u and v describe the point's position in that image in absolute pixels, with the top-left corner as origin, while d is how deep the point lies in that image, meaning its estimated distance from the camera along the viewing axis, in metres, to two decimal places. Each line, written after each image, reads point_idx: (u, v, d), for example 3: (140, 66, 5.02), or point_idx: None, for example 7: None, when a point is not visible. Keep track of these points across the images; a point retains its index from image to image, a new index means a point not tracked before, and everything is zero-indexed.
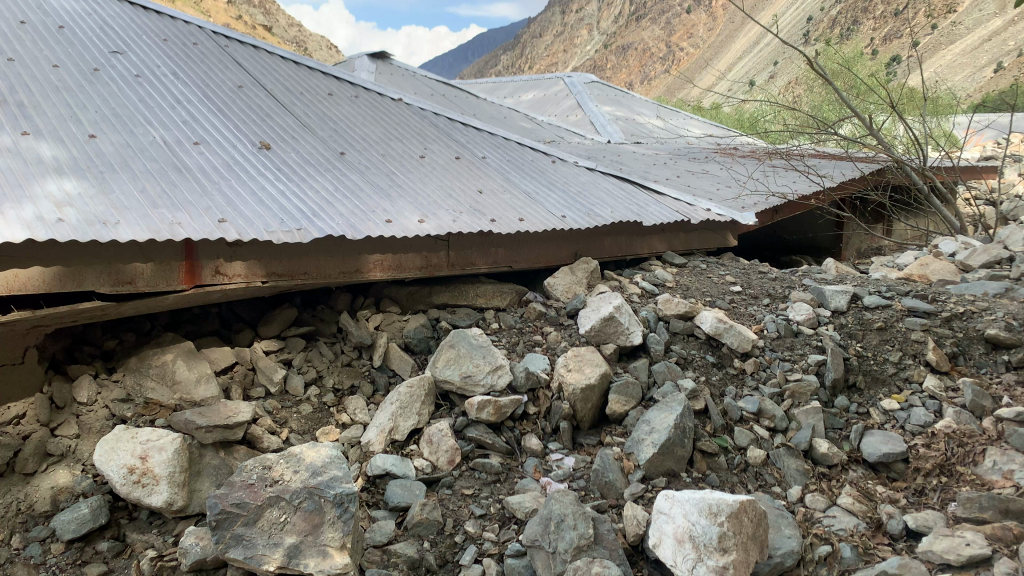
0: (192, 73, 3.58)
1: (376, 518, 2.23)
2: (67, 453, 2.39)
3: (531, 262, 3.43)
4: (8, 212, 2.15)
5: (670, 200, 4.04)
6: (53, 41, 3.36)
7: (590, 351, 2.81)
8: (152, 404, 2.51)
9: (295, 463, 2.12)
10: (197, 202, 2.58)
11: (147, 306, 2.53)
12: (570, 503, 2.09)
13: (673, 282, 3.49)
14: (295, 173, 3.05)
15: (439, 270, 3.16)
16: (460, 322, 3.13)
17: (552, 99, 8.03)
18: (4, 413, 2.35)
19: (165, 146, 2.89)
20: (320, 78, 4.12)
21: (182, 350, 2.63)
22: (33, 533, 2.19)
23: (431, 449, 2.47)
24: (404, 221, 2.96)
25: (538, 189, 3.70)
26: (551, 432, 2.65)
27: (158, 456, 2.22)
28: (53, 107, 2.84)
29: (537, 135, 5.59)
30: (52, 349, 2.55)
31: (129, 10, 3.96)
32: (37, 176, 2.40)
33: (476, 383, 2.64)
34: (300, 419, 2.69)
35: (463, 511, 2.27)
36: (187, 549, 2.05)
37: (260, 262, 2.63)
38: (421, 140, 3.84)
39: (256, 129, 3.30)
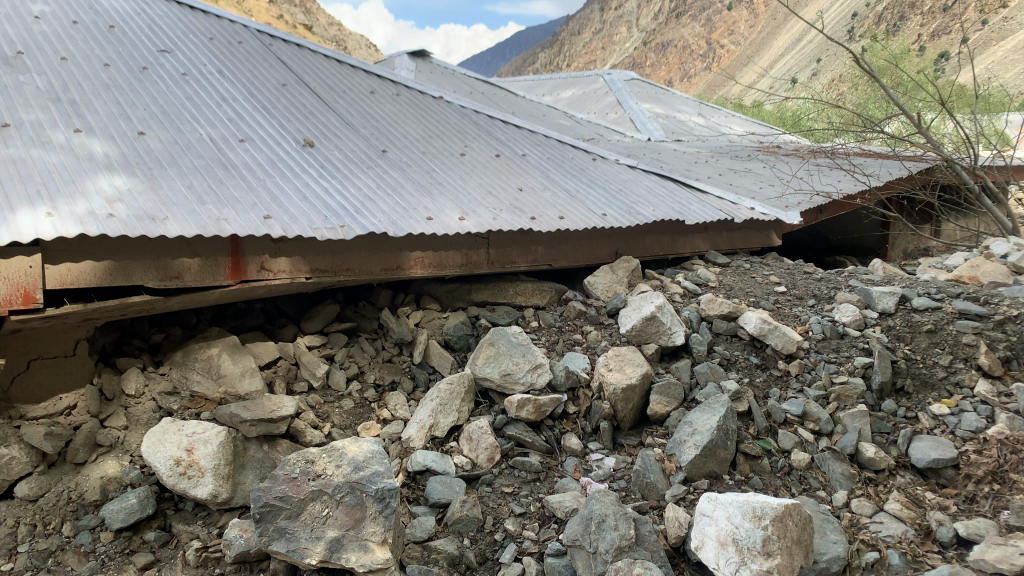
0: (237, 72, 3.63)
1: (417, 513, 2.24)
2: (116, 444, 2.45)
3: (572, 260, 3.42)
4: (62, 208, 2.19)
5: (712, 199, 3.99)
6: (104, 41, 3.43)
7: (632, 351, 2.79)
8: (197, 397, 2.57)
9: (338, 458, 2.14)
10: (242, 198, 2.62)
11: (193, 301, 2.57)
12: (611, 503, 2.08)
13: (716, 282, 3.45)
14: (338, 170, 3.07)
15: (480, 268, 3.15)
16: (499, 319, 3.14)
17: (592, 96, 8.00)
18: (55, 405, 2.39)
19: (211, 143, 2.93)
20: (362, 76, 4.14)
21: (227, 344, 2.67)
22: (83, 522, 2.25)
23: (471, 446, 2.48)
24: (445, 218, 2.97)
25: (579, 187, 3.68)
26: (591, 432, 2.63)
27: (204, 448, 2.24)
28: (103, 105, 2.90)
29: (576, 133, 5.57)
30: (101, 342, 2.59)
31: (177, 9, 4.02)
32: (89, 173, 2.45)
33: (516, 381, 2.64)
34: (341, 414, 2.71)
35: (503, 509, 2.27)
36: (231, 540, 2.07)
37: (304, 258, 2.67)
38: (462, 138, 3.85)
39: (300, 127, 3.33)
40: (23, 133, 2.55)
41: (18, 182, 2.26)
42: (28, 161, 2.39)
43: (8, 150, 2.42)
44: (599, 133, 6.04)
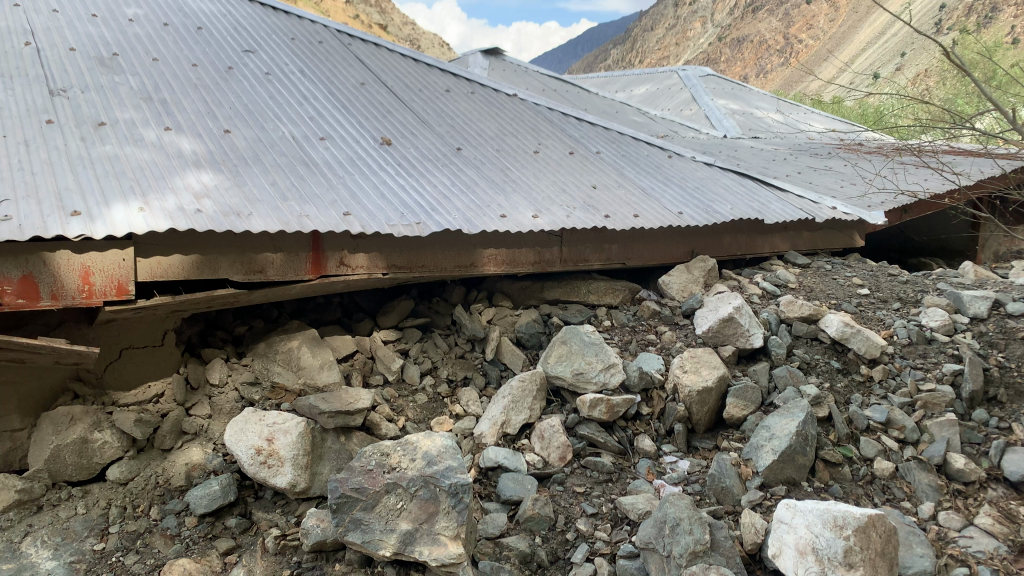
0: (318, 71, 3.71)
1: (489, 510, 2.26)
2: (200, 432, 2.53)
3: (646, 259, 3.38)
4: (153, 203, 2.28)
5: (793, 197, 3.89)
6: (192, 42, 3.56)
7: (707, 353, 2.73)
8: (278, 388, 2.64)
9: (411, 452, 2.15)
10: (323, 195, 2.67)
11: (274, 295, 2.64)
12: (686, 507, 2.04)
13: (796, 283, 3.36)
14: (414, 168, 3.11)
15: (552, 266, 3.14)
16: (572, 318, 3.12)
17: (666, 92, 7.91)
18: (144, 392, 2.49)
19: (293, 141, 3.00)
20: (438, 75, 4.18)
21: (306, 337, 2.74)
22: (169, 506, 2.33)
23: (543, 444, 2.48)
24: (519, 215, 2.97)
25: (654, 185, 3.63)
26: (665, 434, 2.60)
27: (284, 438, 2.30)
28: (192, 104, 3.01)
29: (650, 130, 5.49)
30: (188, 333, 2.71)
31: (261, 10, 4.14)
32: (178, 169, 2.54)
33: (588, 380, 2.62)
34: (415, 409, 2.75)
35: (575, 508, 2.26)
36: (308, 530, 2.12)
37: (381, 255, 2.71)
38: (536, 135, 3.85)
39: (377, 125, 3.38)
40: (118, 132, 2.66)
41: (114, 178, 2.36)
42: (122, 158, 2.49)
43: (104, 148, 2.53)
44: (674, 130, 5.94)
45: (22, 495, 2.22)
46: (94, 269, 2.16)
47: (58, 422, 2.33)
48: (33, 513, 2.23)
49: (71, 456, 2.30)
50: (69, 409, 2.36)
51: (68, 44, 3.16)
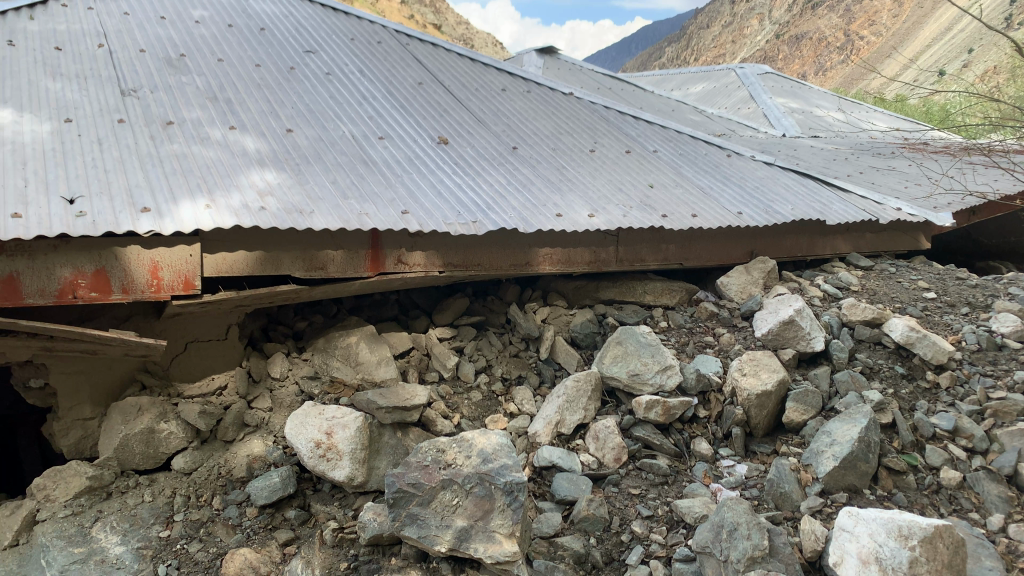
0: (377, 71, 3.75)
1: (544, 509, 2.26)
2: (261, 425, 2.60)
3: (703, 260, 3.34)
4: (219, 200, 2.34)
5: (856, 198, 3.80)
6: (255, 42, 3.64)
7: (767, 356, 2.68)
8: (337, 383, 2.68)
9: (467, 449, 2.18)
10: (382, 194, 2.70)
11: (334, 291, 2.68)
12: (744, 512, 2.01)
13: (858, 286, 3.28)
14: (471, 167, 3.12)
15: (608, 265, 3.13)
16: (627, 319, 3.10)
17: (723, 91, 7.80)
18: (208, 385, 2.58)
19: (353, 140, 3.04)
20: (494, 74, 4.19)
21: (364, 333, 2.77)
22: (231, 496, 2.38)
23: (598, 445, 2.47)
24: (575, 214, 2.97)
25: (712, 184, 3.58)
26: (722, 438, 2.56)
27: (342, 432, 2.33)
28: (256, 104, 3.07)
29: (707, 129, 5.43)
30: (250, 327, 2.78)
31: (321, 11, 4.20)
32: (243, 168, 2.59)
33: (644, 382, 2.60)
34: (470, 406, 2.77)
35: (630, 510, 2.25)
36: (366, 523, 2.15)
37: (438, 253, 2.73)
38: (592, 134, 3.83)
39: (435, 125, 3.41)
40: (185, 131, 2.73)
41: (182, 176, 2.42)
42: (189, 157, 2.56)
43: (172, 146, 2.60)
44: (732, 129, 5.85)
45: (93, 482, 2.31)
46: (162, 264, 2.23)
47: (127, 412, 2.42)
48: (103, 499, 2.32)
49: (138, 445, 2.39)
50: (137, 400, 2.45)
51: (138, 46, 3.26)
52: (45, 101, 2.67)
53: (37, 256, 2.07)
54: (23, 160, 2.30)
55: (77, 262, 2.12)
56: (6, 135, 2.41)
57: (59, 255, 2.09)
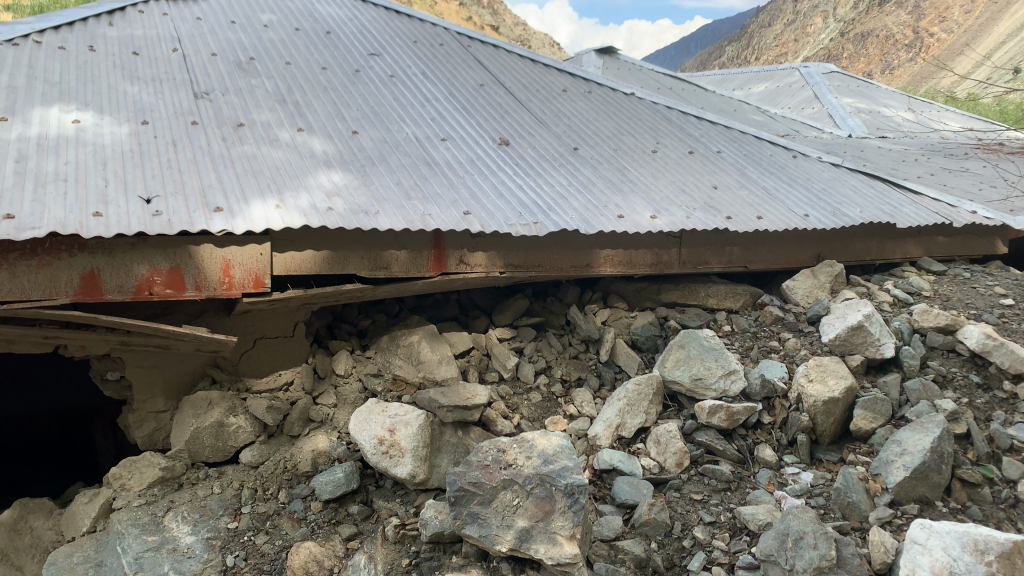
0: (439, 73, 3.79)
1: (604, 512, 2.25)
2: (326, 420, 2.67)
3: (768, 263, 3.29)
4: (288, 201, 2.39)
5: (928, 200, 3.68)
6: (322, 46, 3.71)
7: (834, 362, 2.63)
8: (399, 380, 2.72)
9: (528, 449, 2.19)
10: (445, 195, 2.73)
11: (397, 290, 2.72)
12: (810, 520, 1.97)
13: (931, 291, 3.19)
14: (532, 168, 3.13)
15: (671, 267, 3.10)
16: (689, 322, 3.07)
17: (786, 90, 7.65)
18: (275, 380, 2.66)
19: (416, 142, 3.08)
20: (555, 75, 4.19)
21: (426, 332, 2.81)
22: (297, 490, 2.43)
23: (658, 449, 2.45)
24: (637, 216, 2.94)
25: (777, 186, 3.52)
26: (787, 444, 2.52)
27: (405, 430, 2.36)
28: (322, 106, 3.13)
29: (770, 129, 5.34)
30: (316, 325, 2.84)
31: (385, 14, 4.26)
32: (311, 169, 2.65)
33: (707, 386, 2.56)
34: (530, 407, 2.77)
35: (692, 516, 2.22)
36: (426, 521, 2.16)
37: (500, 254, 2.74)
38: (654, 134, 3.79)
39: (496, 126, 3.43)
40: (255, 132, 2.80)
41: (252, 177, 2.49)
42: (259, 158, 2.63)
43: (244, 148, 2.67)
44: (795, 129, 5.74)
45: (166, 473, 2.41)
46: (234, 263, 2.29)
47: (198, 406, 2.50)
48: (175, 490, 2.42)
49: (208, 439, 2.46)
50: (208, 394, 2.53)
51: (210, 50, 3.35)
52: (123, 104, 2.77)
53: (115, 254, 2.14)
54: (104, 161, 2.39)
55: (152, 260, 2.19)
56: (88, 136, 2.51)
57: (136, 254, 2.17)
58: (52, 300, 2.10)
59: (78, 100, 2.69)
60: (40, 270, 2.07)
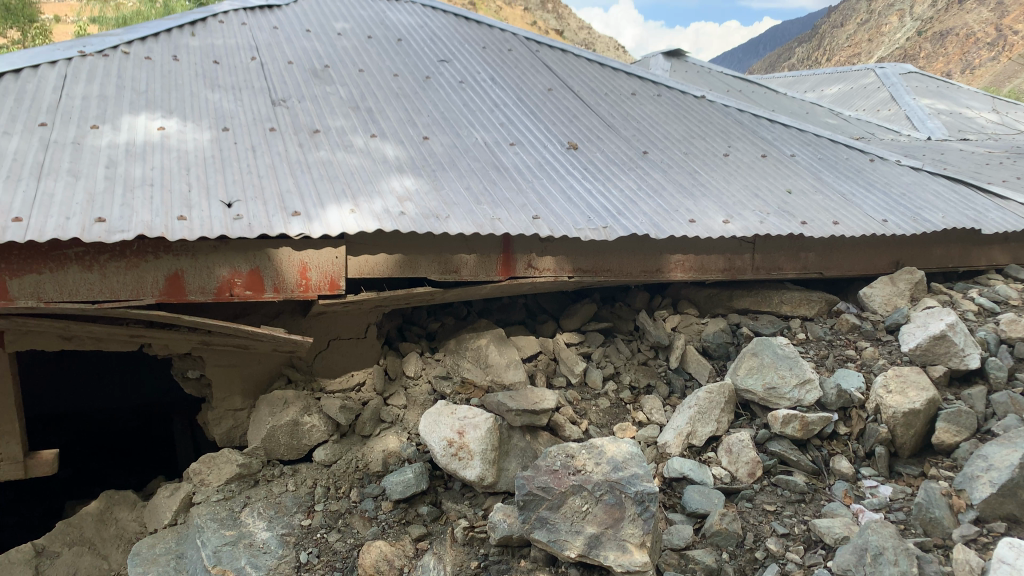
0: (508, 78, 3.81)
1: (674, 521, 2.22)
2: (396, 421, 2.71)
3: (844, 269, 3.21)
4: (362, 206, 2.43)
5: (1016, 205, 3.52)
6: (393, 53, 3.77)
7: (914, 372, 2.53)
8: (468, 384, 2.74)
9: (597, 455, 2.17)
10: (514, 199, 2.73)
11: (467, 293, 2.75)
12: (891, 535, 1.91)
13: (1019, 300, 3.05)
14: (602, 172, 3.11)
15: (743, 273, 3.05)
16: (763, 329, 3.02)
17: (861, 91, 7.44)
18: (348, 381, 2.72)
19: (485, 147, 3.10)
20: (624, 78, 4.16)
21: (495, 335, 2.82)
22: (368, 489, 2.47)
23: (730, 459, 2.41)
24: (709, 221, 2.89)
25: (854, 191, 3.42)
26: (864, 457, 2.45)
27: (473, 433, 2.37)
28: (394, 112, 3.18)
29: (844, 132, 5.20)
30: (387, 327, 2.91)
31: (455, 21, 4.31)
32: (384, 174, 2.69)
33: (781, 396, 2.51)
34: (598, 413, 2.76)
35: (764, 527, 2.18)
36: (495, 524, 2.17)
37: (569, 258, 2.73)
38: (726, 138, 3.73)
39: (565, 130, 3.43)
40: (330, 138, 2.87)
41: (328, 182, 2.54)
42: (334, 163, 2.68)
43: (319, 153, 2.73)
44: (870, 131, 5.58)
45: (243, 470, 2.49)
46: (310, 266, 2.35)
47: (274, 405, 2.59)
48: (251, 486, 2.50)
49: (284, 437, 2.55)
50: (284, 393, 2.62)
51: (287, 58, 3.44)
52: (205, 111, 2.86)
53: (198, 257, 2.22)
54: (187, 166, 2.48)
55: (233, 262, 2.27)
56: (172, 143, 2.60)
57: (219, 256, 2.24)
58: (139, 300, 2.19)
59: (163, 108, 2.80)
60: (128, 271, 2.16)
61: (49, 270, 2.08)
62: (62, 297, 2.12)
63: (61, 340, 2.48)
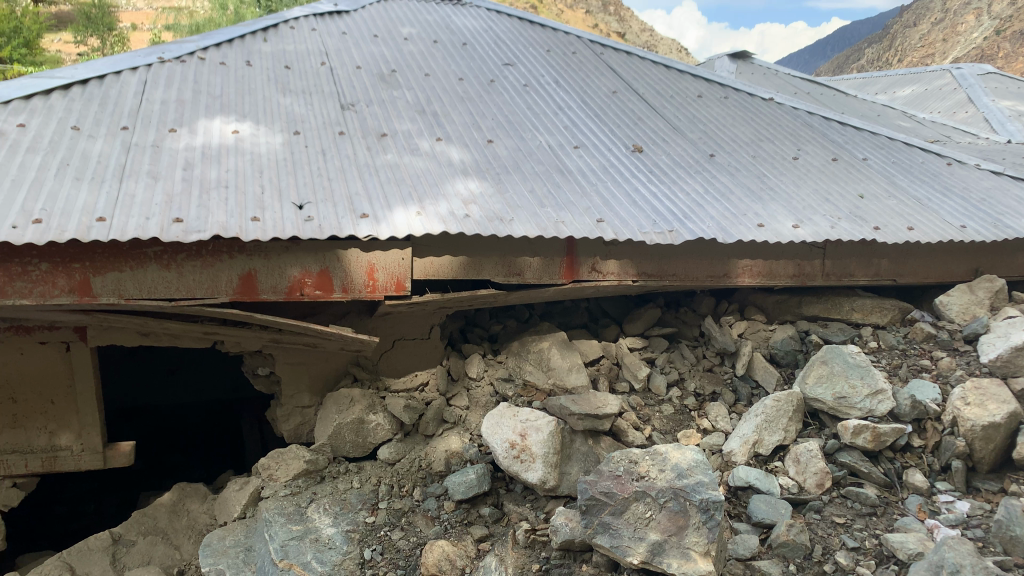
0: (572, 81, 3.80)
1: (739, 530, 2.18)
2: (458, 422, 2.74)
3: (920, 276, 3.11)
4: (428, 208, 2.46)
5: None
6: (458, 57, 3.81)
7: (995, 385, 2.43)
8: (530, 386, 2.74)
9: (661, 462, 2.16)
10: (578, 203, 2.73)
11: (530, 295, 2.76)
12: (969, 553, 1.84)
13: None
14: (667, 175, 3.08)
15: (813, 279, 2.98)
16: (832, 337, 2.94)
17: (937, 92, 7.21)
18: (412, 380, 2.77)
19: (550, 150, 3.10)
20: (690, 81, 4.11)
21: (557, 339, 2.81)
22: (430, 489, 2.50)
23: (798, 468, 2.36)
24: (778, 225, 2.84)
25: (930, 196, 3.31)
26: (940, 470, 2.37)
27: (536, 435, 2.37)
28: (459, 116, 3.21)
29: (919, 135, 5.05)
30: (450, 328, 2.96)
31: (519, 24, 4.32)
32: (449, 177, 2.72)
33: (851, 406, 2.45)
34: (662, 419, 2.73)
35: (834, 539, 2.12)
36: (557, 527, 2.15)
37: (634, 262, 2.71)
38: (795, 141, 3.66)
39: (630, 133, 3.41)
40: (397, 142, 2.91)
41: (395, 185, 2.58)
42: (401, 167, 2.72)
43: (387, 157, 2.78)
44: (947, 134, 5.37)
45: (309, 466, 2.56)
46: (378, 267, 2.39)
47: (340, 402, 2.65)
48: (317, 482, 2.56)
49: (349, 434, 2.60)
50: (350, 391, 2.67)
51: (355, 63, 3.51)
52: (277, 115, 2.93)
53: (271, 256, 2.28)
54: (261, 169, 2.54)
55: (304, 263, 2.32)
56: (246, 146, 2.67)
57: (289, 257, 2.30)
58: (214, 298, 2.26)
59: (237, 112, 2.88)
60: (204, 269, 2.23)
61: (130, 268, 2.16)
62: (141, 294, 2.20)
63: (139, 335, 2.57)
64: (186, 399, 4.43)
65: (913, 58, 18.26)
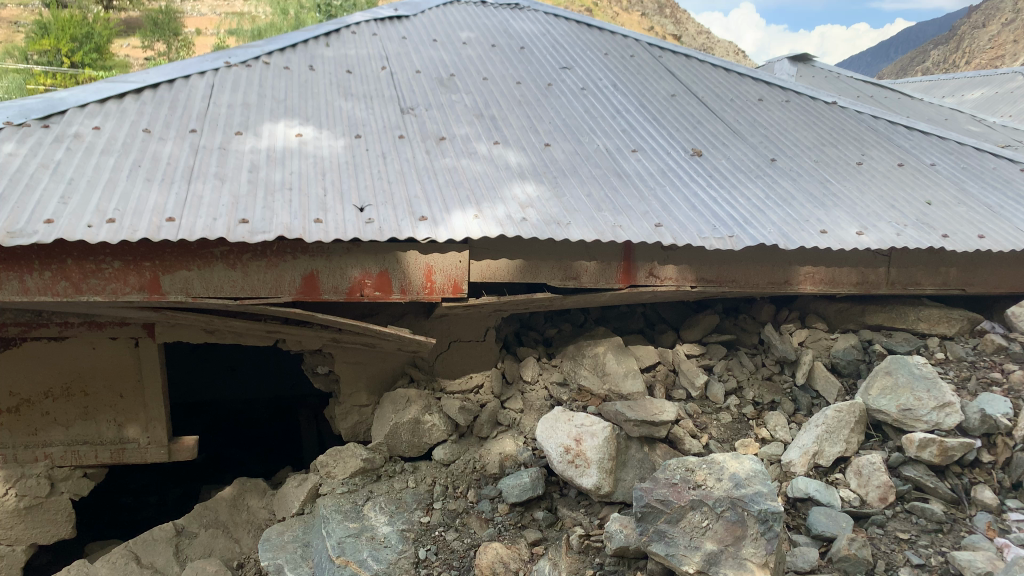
0: (629, 84, 3.78)
1: (799, 543, 2.13)
2: (513, 425, 2.75)
3: (991, 287, 3.01)
4: (485, 211, 2.47)
5: None
6: (516, 60, 3.82)
7: None
8: (584, 391, 2.73)
9: (718, 471, 2.11)
10: (635, 207, 2.71)
11: (587, 299, 2.76)
12: None
13: None
14: (726, 180, 3.04)
15: (878, 288, 2.91)
16: (897, 347, 2.87)
17: (1008, 96, 6.96)
18: (467, 382, 2.79)
19: (606, 154, 3.09)
20: (751, 84, 4.05)
21: (612, 343, 2.80)
22: (485, 491, 2.52)
23: (860, 481, 2.31)
24: (842, 232, 2.77)
25: (1003, 203, 3.20)
26: (1011, 488, 2.28)
27: (591, 440, 2.35)
28: (517, 119, 3.22)
29: (986, 140, 4.79)
30: (505, 331, 2.96)
31: (577, 28, 4.32)
32: (507, 181, 2.72)
33: (917, 418, 2.39)
34: (719, 427, 2.70)
35: (897, 555, 2.07)
36: (611, 534, 2.13)
37: (693, 268, 2.68)
38: (859, 145, 3.58)
39: (688, 137, 3.37)
40: (455, 146, 2.93)
41: (453, 188, 2.60)
42: (459, 170, 2.74)
43: (445, 160, 2.80)
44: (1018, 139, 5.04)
45: (366, 464, 2.60)
46: (436, 269, 2.42)
47: (397, 401, 2.68)
48: (374, 480, 2.60)
49: (405, 434, 2.64)
50: (406, 390, 2.70)
51: (414, 67, 3.55)
52: (339, 118, 2.99)
53: (333, 257, 2.32)
54: (323, 172, 2.59)
55: (365, 264, 2.36)
56: (309, 148, 2.73)
57: (350, 258, 2.34)
58: (277, 297, 2.31)
59: (300, 116, 2.94)
60: (268, 270, 2.28)
61: (197, 267, 2.22)
62: (207, 293, 2.26)
63: (204, 333, 2.65)
64: (249, 395, 4.51)
65: (982, 59, 17.67)
